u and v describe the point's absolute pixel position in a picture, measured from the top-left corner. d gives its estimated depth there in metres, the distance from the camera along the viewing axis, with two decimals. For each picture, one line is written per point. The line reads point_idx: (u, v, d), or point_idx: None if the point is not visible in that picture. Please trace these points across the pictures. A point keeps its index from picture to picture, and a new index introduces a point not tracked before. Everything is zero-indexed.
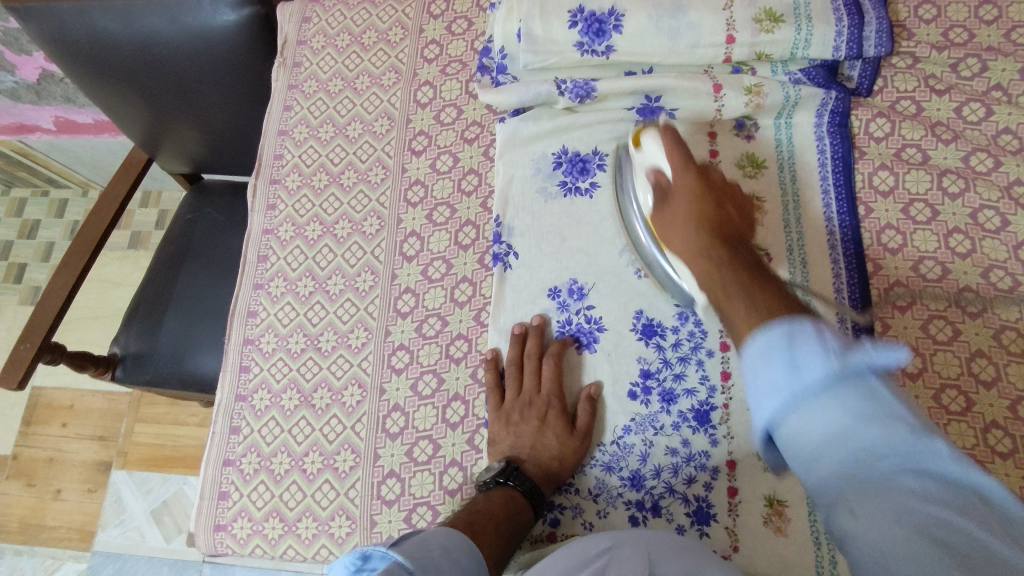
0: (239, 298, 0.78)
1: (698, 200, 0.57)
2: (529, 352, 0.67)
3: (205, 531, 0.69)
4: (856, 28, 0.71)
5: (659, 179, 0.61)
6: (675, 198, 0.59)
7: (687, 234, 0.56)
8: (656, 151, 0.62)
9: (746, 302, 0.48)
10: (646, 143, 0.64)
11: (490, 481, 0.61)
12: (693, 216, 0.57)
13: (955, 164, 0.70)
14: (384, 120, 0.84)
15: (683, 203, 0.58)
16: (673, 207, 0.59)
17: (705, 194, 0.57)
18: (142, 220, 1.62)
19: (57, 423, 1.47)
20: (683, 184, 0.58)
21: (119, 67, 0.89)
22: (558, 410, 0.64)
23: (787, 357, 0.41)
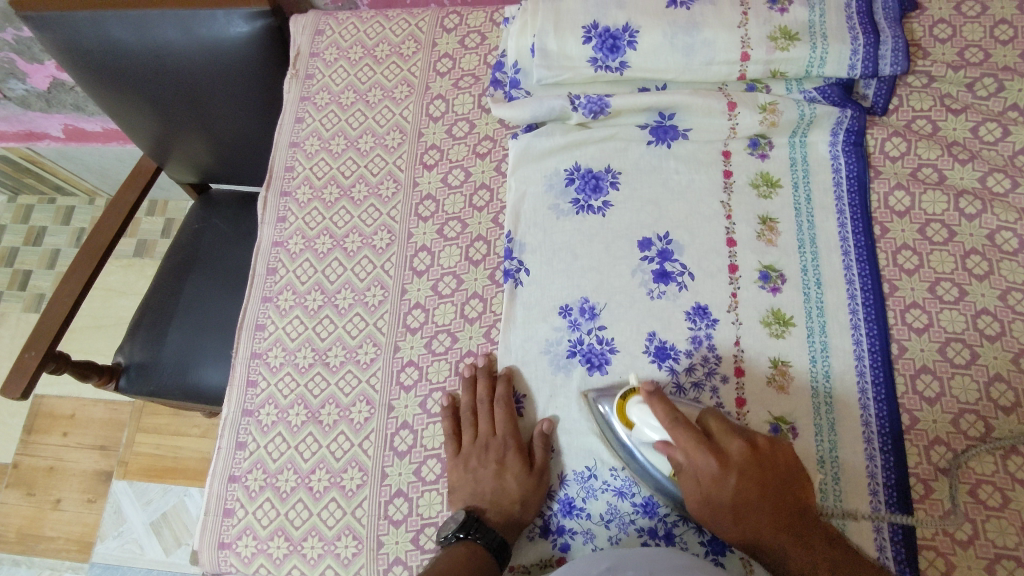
0: (247, 311, 0.78)
1: (744, 488, 0.53)
2: (481, 396, 0.66)
3: (209, 549, 0.68)
4: (871, 47, 0.71)
5: (672, 456, 0.55)
6: (718, 490, 0.54)
7: (728, 492, 0.54)
8: (653, 425, 0.56)
9: (827, 572, 0.51)
10: (638, 419, 0.57)
11: (451, 536, 0.59)
12: (738, 509, 0.54)
13: (971, 184, 0.69)
14: (396, 134, 0.84)
15: (726, 498, 0.54)
16: (699, 464, 0.54)
17: (746, 496, 0.53)
18: (148, 229, 1.62)
19: (58, 433, 1.46)
20: (717, 483, 0.53)
21: (130, 78, 0.89)
22: (514, 451, 0.63)
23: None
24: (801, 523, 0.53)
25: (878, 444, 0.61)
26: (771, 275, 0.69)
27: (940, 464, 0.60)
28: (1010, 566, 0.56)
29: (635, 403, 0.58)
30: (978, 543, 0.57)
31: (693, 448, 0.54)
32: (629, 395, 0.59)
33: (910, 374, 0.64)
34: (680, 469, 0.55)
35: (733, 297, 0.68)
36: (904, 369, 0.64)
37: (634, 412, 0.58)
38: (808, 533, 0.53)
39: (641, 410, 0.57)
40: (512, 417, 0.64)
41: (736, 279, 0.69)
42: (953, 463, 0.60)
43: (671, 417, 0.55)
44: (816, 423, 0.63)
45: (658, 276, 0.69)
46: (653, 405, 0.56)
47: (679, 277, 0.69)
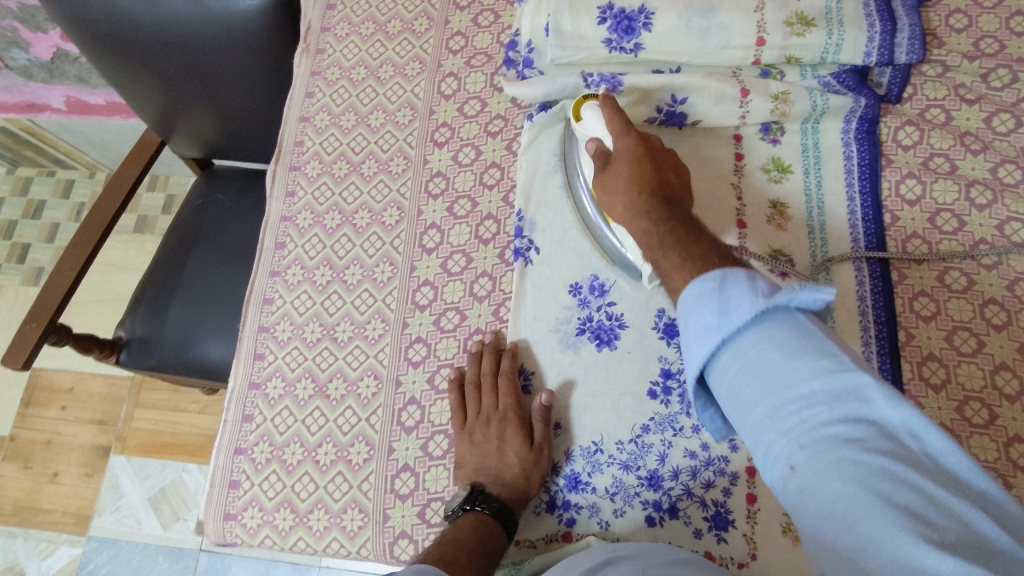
0: (255, 285, 0.77)
1: (638, 163, 0.61)
2: (484, 372, 0.66)
3: (215, 519, 0.68)
4: (888, 35, 0.71)
5: (600, 149, 0.65)
6: (615, 164, 0.63)
7: (636, 170, 0.61)
8: (596, 119, 0.66)
9: (693, 271, 0.52)
10: (587, 118, 0.67)
11: (457, 509, 0.60)
12: (633, 177, 0.60)
13: (983, 174, 0.69)
14: (407, 111, 0.83)
15: (623, 177, 0.61)
16: (616, 170, 0.62)
17: (642, 154, 0.61)
18: (149, 204, 1.61)
19: (57, 406, 1.46)
20: (625, 159, 0.62)
21: (137, 49, 0.88)
22: (515, 425, 0.63)
23: (716, 294, 0.47)
24: (677, 234, 0.56)
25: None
26: (781, 259, 0.69)
27: None
28: None
29: (590, 105, 0.68)
30: None
31: (616, 125, 0.64)
32: (589, 98, 0.69)
33: (916, 361, 0.64)
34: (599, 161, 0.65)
35: None
36: (911, 356, 0.64)
37: (586, 111, 0.67)
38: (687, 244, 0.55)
39: (591, 108, 0.67)
40: (514, 390, 0.65)
41: (746, 261, 0.70)
42: None
43: (621, 124, 0.63)
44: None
45: None
46: (602, 104, 0.65)
47: None
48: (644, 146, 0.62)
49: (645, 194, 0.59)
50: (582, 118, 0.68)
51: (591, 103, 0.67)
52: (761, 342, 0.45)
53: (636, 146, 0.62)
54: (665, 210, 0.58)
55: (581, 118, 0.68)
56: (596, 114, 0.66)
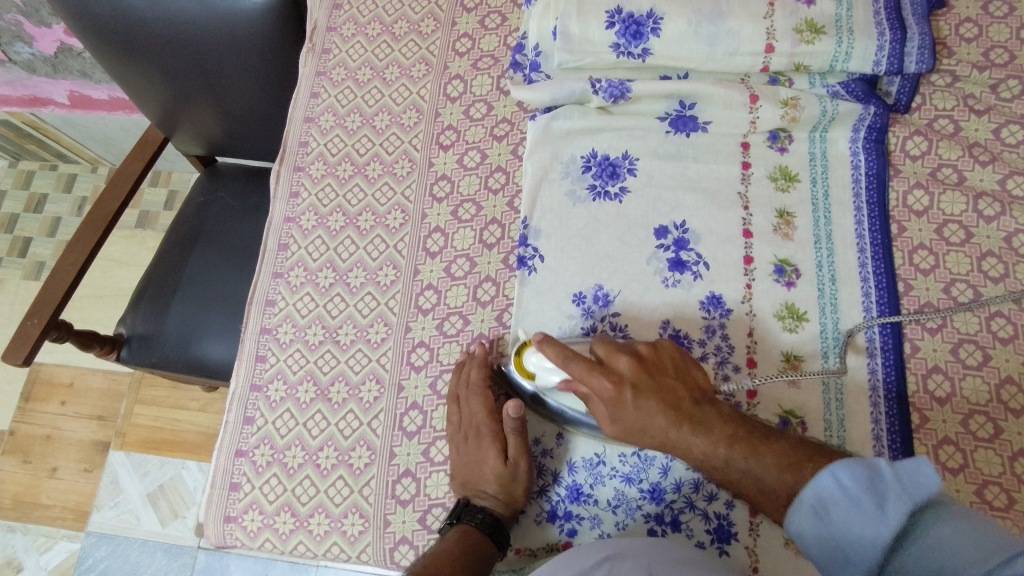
0: (257, 286, 0.77)
1: (643, 402, 0.56)
2: (461, 384, 0.65)
3: (215, 522, 0.68)
4: (898, 44, 0.70)
5: (575, 391, 0.58)
6: (613, 422, 0.57)
7: (645, 416, 0.56)
8: (550, 369, 0.59)
9: (739, 451, 0.54)
10: (538, 369, 0.60)
11: (449, 520, 0.62)
12: (637, 429, 0.57)
13: (990, 186, 0.69)
14: (413, 113, 0.83)
15: (630, 412, 0.56)
16: (601, 412, 0.58)
17: (634, 392, 0.56)
18: (151, 200, 1.61)
19: (56, 401, 1.46)
20: (617, 417, 0.57)
21: (142, 45, 0.88)
22: (489, 437, 0.62)
23: (816, 508, 0.50)
24: (717, 424, 0.56)
25: (887, 440, 0.62)
26: (787, 269, 0.68)
27: (948, 464, 0.61)
28: None
29: (532, 351, 0.60)
30: None
31: (582, 371, 0.56)
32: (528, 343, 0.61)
33: (921, 373, 0.64)
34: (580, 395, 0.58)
35: (747, 289, 0.68)
36: (916, 369, 0.64)
37: (533, 362, 0.60)
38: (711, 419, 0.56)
39: (538, 358, 0.59)
40: (487, 402, 0.63)
41: (751, 271, 0.69)
42: (961, 463, 0.60)
43: (565, 358, 0.56)
44: (827, 416, 0.63)
45: (673, 265, 0.69)
46: (546, 350, 0.56)
47: (694, 266, 0.69)
48: (630, 376, 0.57)
49: (676, 423, 0.56)
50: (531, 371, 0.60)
51: (534, 350, 0.60)
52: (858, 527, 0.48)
53: (626, 375, 0.57)
54: (687, 423, 0.56)
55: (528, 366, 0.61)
56: (545, 362, 0.59)
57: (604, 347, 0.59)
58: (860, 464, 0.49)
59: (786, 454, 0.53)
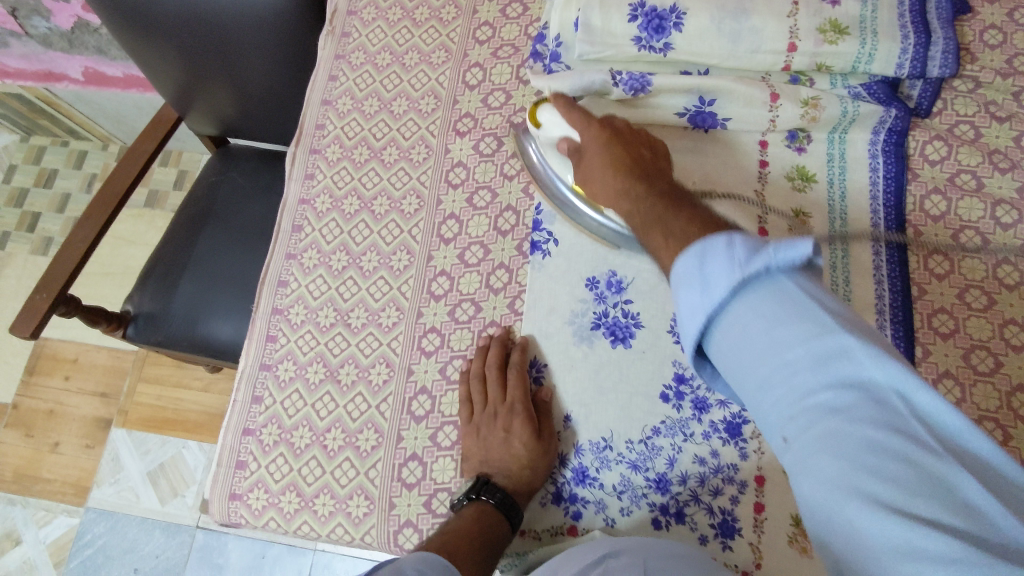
0: (270, 266, 0.77)
1: (607, 145, 0.62)
2: (491, 363, 0.66)
3: (220, 499, 0.68)
4: (922, 47, 0.70)
5: (571, 145, 0.66)
6: (586, 151, 0.64)
7: (608, 185, 0.61)
8: (557, 118, 0.66)
9: (664, 231, 0.52)
10: (545, 121, 0.67)
11: (462, 499, 0.62)
12: (605, 168, 0.61)
13: (1009, 194, 0.69)
14: (431, 99, 0.83)
15: (598, 178, 0.62)
16: (588, 161, 0.63)
17: (604, 134, 0.62)
18: (161, 179, 1.61)
19: (60, 376, 1.46)
20: (591, 139, 0.63)
21: (161, 21, 0.87)
22: (521, 417, 0.63)
23: (702, 272, 0.43)
24: (650, 205, 0.56)
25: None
26: None
27: None
28: None
29: (545, 108, 0.68)
30: None
31: (584, 131, 0.64)
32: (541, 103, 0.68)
33: (933, 378, 0.64)
34: (573, 159, 0.66)
35: None
36: (927, 373, 0.64)
37: (542, 114, 0.67)
38: (653, 195, 0.57)
39: (549, 113, 0.67)
40: (522, 382, 0.65)
41: None
42: None
43: (574, 113, 0.65)
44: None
45: None
46: (561, 106, 0.66)
47: None
48: (606, 132, 0.63)
49: (622, 172, 0.60)
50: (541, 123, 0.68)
51: (548, 105, 0.67)
52: (756, 315, 0.40)
53: (598, 130, 0.63)
54: (633, 188, 0.59)
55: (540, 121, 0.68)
56: (554, 116, 0.66)
57: (612, 119, 0.64)
58: (703, 242, 0.44)
59: (692, 221, 0.52)
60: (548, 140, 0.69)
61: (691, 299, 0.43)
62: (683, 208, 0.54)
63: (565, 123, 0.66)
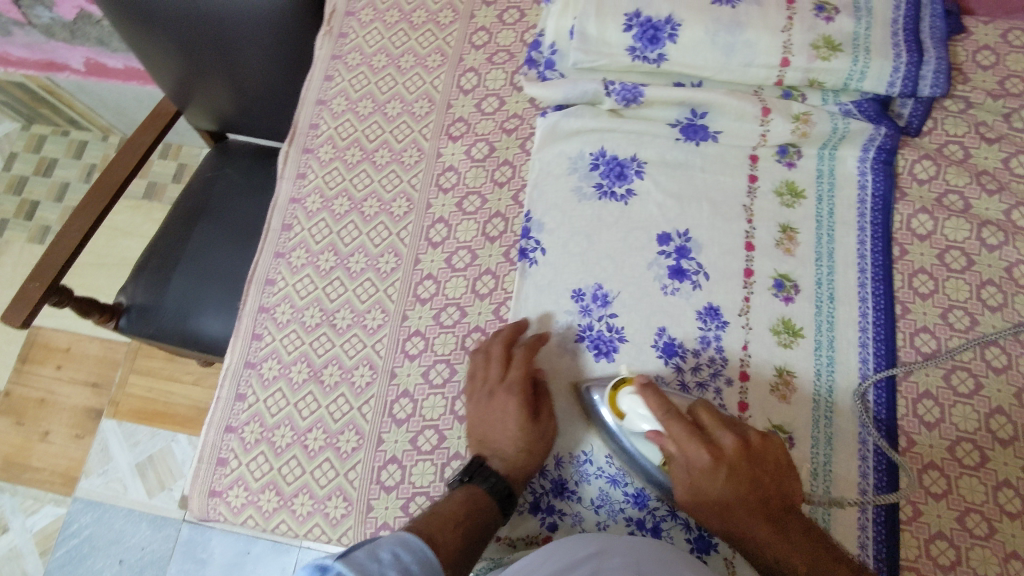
0: (259, 264, 0.77)
1: (728, 477, 0.55)
2: (499, 341, 0.66)
3: (200, 495, 0.68)
4: (914, 66, 0.70)
5: (664, 447, 0.56)
6: (690, 457, 0.55)
7: (715, 494, 0.55)
8: (646, 412, 0.56)
9: (806, 562, 0.53)
10: (630, 407, 0.57)
11: (455, 481, 0.61)
12: (724, 485, 0.55)
13: (996, 216, 0.69)
14: (425, 102, 0.83)
15: (710, 487, 0.55)
16: (698, 486, 0.55)
17: (724, 468, 0.55)
18: (160, 172, 1.61)
19: (52, 365, 1.46)
20: (704, 466, 0.55)
21: (160, 15, 0.88)
22: (519, 399, 0.62)
23: None
24: (761, 523, 0.55)
25: (872, 529, 0.60)
26: (785, 284, 0.68)
27: (931, 489, 0.61)
28: None
29: (626, 393, 0.58)
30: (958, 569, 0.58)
31: (681, 434, 0.55)
32: (623, 384, 0.60)
33: (912, 398, 0.64)
34: (661, 443, 0.56)
35: (745, 301, 0.68)
36: (907, 392, 0.64)
37: (627, 404, 0.58)
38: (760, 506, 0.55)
39: (634, 399, 0.57)
40: (522, 362, 0.64)
41: (750, 284, 0.69)
42: (944, 489, 0.61)
43: (662, 404, 0.56)
44: (815, 437, 0.63)
45: (673, 273, 0.69)
46: (647, 398, 0.56)
47: (694, 275, 0.69)
48: (722, 451, 0.55)
49: (754, 510, 0.55)
50: (624, 412, 0.58)
51: (633, 392, 0.58)
52: None
53: (717, 460, 0.55)
54: (751, 491, 0.55)
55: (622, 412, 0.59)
56: (641, 411, 0.57)
57: (698, 407, 0.58)
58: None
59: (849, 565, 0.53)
60: (632, 431, 0.58)
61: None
62: (797, 536, 0.54)
63: (658, 425, 0.56)
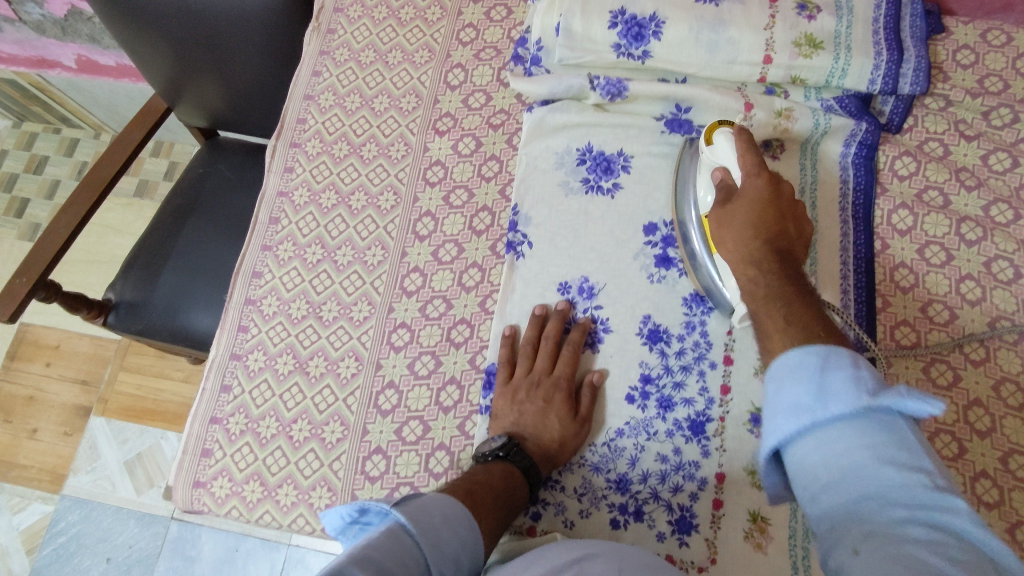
0: (245, 257, 0.78)
1: (759, 208, 0.58)
2: (548, 334, 0.67)
3: (184, 486, 0.68)
4: (894, 64, 0.71)
5: (727, 181, 0.62)
6: (737, 203, 0.60)
7: (740, 237, 0.58)
8: (730, 153, 0.63)
9: (795, 350, 0.48)
10: (718, 144, 0.64)
11: (489, 454, 0.61)
12: (749, 229, 0.58)
13: (975, 212, 0.70)
14: (412, 97, 0.83)
15: (731, 233, 0.59)
16: (734, 209, 0.59)
17: (767, 192, 0.58)
18: (151, 169, 1.61)
19: (41, 362, 1.46)
20: (752, 194, 0.59)
21: (150, 11, 0.88)
22: (565, 394, 0.64)
23: (815, 375, 0.44)
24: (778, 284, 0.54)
25: None
26: None
27: None
28: None
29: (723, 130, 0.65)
30: None
31: (748, 168, 0.60)
32: (722, 126, 0.66)
33: None
34: (717, 197, 0.62)
35: None
36: (887, 384, 0.65)
37: (718, 137, 0.65)
38: (789, 293, 0.53)
39: (726, 137, 0.64)
40: (574, 361, 0.66)
41: None
42: None
43: (749, 153, 0.61)
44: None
45: (659, 262, 0.70)
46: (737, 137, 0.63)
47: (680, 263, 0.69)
48: (774, 189, 0.59)
49: (764, 249, 0.56)
50: (712, 144, 0.65)
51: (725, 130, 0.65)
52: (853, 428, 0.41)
53: (767, 187, 0.59)
54: (773, 258, 0.56)
55: (712, 145, 0.65)
56: (728, 144, 0.63)
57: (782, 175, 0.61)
58: (827, 347, 0.46)
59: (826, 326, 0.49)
60: (709, 164, 0.66)
61: (783, 401, 0.45)
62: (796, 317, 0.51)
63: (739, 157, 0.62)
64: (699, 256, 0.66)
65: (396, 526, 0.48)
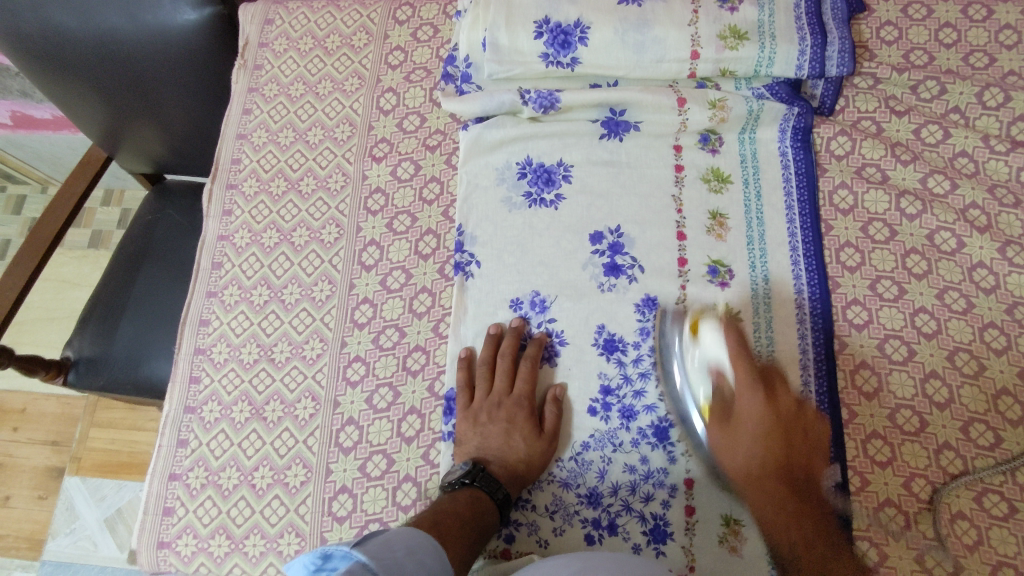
0: (190, 306, 0.76)
1: (770, 442, 0.58)
2: (504, 353, 0.66)
3: (149, 548, 0.66)
4: (819, 48, 0.72)
5: (722, 381, 0.61)
6: (741, 422, 0.59)
7: (748, 453, 0.58)
8: (722, 350, 0.60)
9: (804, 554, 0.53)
10: (707, 337, 0.61)
11: (455, 482, 0.60)
12: (756, 437, 0.58)
13: (913, 185, 0.71)
14: (346, 126, 0.83)
15: (745, 438, 0.59)
16: (739, 427, 0.59)
17: (770, 426, 0.58)
18: (102, 219, 1.57)
19: (8, 429, 1.42)
20: (755, 429, 0.58)
21: (75, 61, 0.85)
22: (527, 413, 0.64)
23: None
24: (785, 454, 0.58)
25: None
26: (720, 269, 0.69)
27: (876, 457, 0.62)
28: (938, 557, 0.58)
29: (708, 321, 0.62)
30: (909, 534, 0.59)
31: (745, 382, 0.59)
32: (704, 315, 0.63)
33: (850, 368, 0.65)
34: (713, 415, 0.60)
35: (681, 290, 0.68)
36: (845, 364, 0.65)
37: (705, 330, 0.62)
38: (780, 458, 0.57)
39: (714, 329, 0.61)
40: (532, 378, 0.65)
41: (685, 273, 0.69)
42: (889, 457, 0.61)
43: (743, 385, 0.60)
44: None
45: (609, 269, 0.70)
46: (731, 336, 0.60)
47: (629, 270, 0.69)
48: (778, 408, 0.59)
49: (777, 464, 0.57)
50: (700, 337, 0.62)
51: (712, 321, 0.62)
52: None
53: (764, 416, 0.58)
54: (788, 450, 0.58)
55: (699, 335, 0.62)
56: (720, 341, 0.61)
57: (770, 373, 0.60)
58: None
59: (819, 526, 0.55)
60: (702, 361, 0.62)
61: None
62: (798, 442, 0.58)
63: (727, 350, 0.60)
64: (672, 363, 0.64)
65: (359, 566, 0.46)
